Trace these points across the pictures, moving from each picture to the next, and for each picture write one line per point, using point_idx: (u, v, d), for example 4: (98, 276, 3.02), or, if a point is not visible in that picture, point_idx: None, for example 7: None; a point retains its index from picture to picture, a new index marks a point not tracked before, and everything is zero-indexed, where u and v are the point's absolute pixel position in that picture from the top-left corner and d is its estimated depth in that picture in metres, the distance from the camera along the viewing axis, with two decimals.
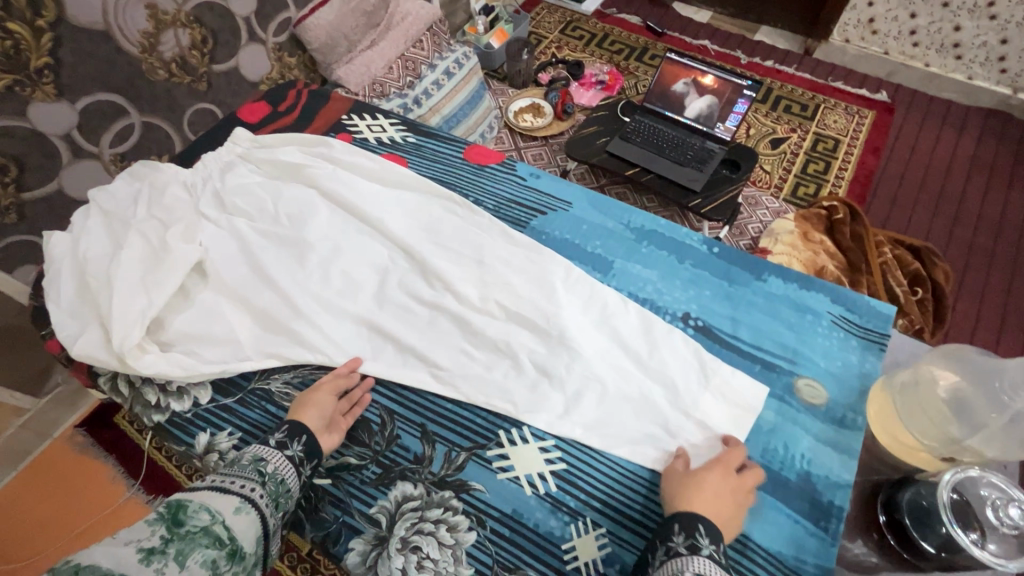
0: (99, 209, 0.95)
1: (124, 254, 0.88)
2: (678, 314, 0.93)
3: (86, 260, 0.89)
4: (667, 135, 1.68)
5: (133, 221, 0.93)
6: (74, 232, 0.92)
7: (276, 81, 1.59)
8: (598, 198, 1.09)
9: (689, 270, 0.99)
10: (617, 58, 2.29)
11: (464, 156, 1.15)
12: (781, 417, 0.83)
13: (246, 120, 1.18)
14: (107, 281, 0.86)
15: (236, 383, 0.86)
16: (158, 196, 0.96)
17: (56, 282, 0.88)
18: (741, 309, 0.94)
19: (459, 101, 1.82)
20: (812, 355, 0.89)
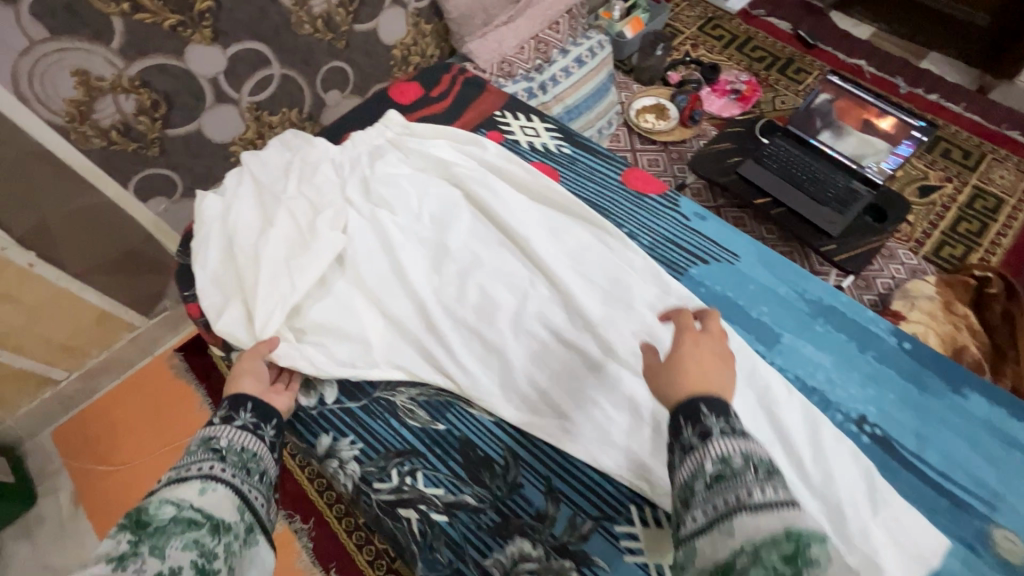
0: (252, 177, 1.00)
1: (272, 230, 0.91)
2: (852, 415, 0.85)
3: (235, 228, 0.93)
4: (809, 167, 1.51)
5: (283, 196, 0.96)
6: (226, 199, 0.96)
7: (409, 47, 1.56)
8: (768, 256, 1.01)
9: (869, 363, 0.90)
10: (756, 66, 2.10)
11: (622, 180, 1.08)
12: (968, 569, 0.74)
13: (396, 100, 1.17)
14: (253, 258, 0.90)
15: (363, 389, 0.88)
16: (311, 173, 0.99)
17: (206, 246, 0.93)
18: (929, 424, 0.85)
19: (584, 94, 1.73)
20: (1014, 503, 0.79)
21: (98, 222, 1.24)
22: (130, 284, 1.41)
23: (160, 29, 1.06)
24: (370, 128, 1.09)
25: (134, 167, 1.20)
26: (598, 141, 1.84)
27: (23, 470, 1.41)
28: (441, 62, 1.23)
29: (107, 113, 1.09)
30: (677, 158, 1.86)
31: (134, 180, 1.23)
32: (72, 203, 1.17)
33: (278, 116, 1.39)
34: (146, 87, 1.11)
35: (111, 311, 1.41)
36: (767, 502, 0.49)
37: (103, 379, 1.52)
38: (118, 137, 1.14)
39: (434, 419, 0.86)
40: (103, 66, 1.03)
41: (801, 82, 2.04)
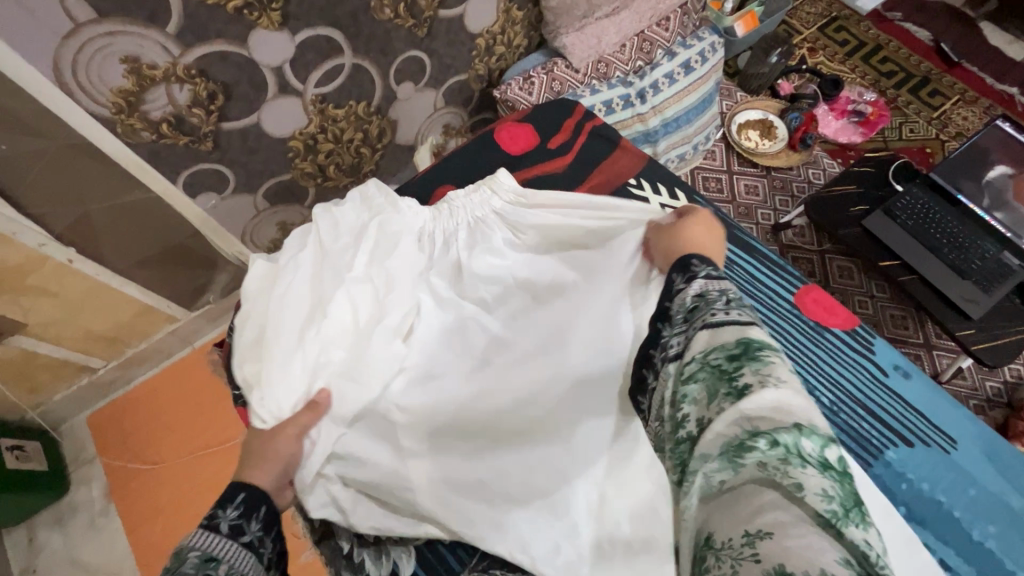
0: (316, 240, 0.81)
1: (318, 329, 0.74)
2: None
3: (280, 311, 0.74)
4: (949, 228, 1.29)
5: (345, 276, 0.77)
6: (280, 267, 0.78)
7: (495, 36, 1.36)
8: (995, 446, 0.76)
9: None
10: (884, 83, 1.81)
11: (795, 300, 0.85)
12: None
13: (505, 148, 0.97)
14: (292, 364, 0.72)
15: (446, 561, 0.72)
16: (388, 253, 0.82)
17: (250, 323, 0.76)
18: None
19: (687, 104, 1.49)
20: None
21: (145, 216, 1.12)
22: (172, 278, 1.30)
23: (223, 11, 0.89)
24: (468, 185, 0.93)
25: (183, 162, 1.06)
26: (691, 159, 1.59)
27: (58, 455, 1.36)
28: (565, 101, 1.01)
29: (158, 104, 0.94)
30: (780, 187, 1.63)
31: (184, 175, 1.09)
32: (123, 197, 1.06)
33: (344, 109, 1.21)
34: (203, 76, 0.95)
35: (153, 304, 1.32)
36: (728, 320, 0.51)
37: (140, 368, 1.45)
38: (170, 130, 0.99)
39: None
40: (157, 52, 0.88)
41: (936, 107, 1.76)
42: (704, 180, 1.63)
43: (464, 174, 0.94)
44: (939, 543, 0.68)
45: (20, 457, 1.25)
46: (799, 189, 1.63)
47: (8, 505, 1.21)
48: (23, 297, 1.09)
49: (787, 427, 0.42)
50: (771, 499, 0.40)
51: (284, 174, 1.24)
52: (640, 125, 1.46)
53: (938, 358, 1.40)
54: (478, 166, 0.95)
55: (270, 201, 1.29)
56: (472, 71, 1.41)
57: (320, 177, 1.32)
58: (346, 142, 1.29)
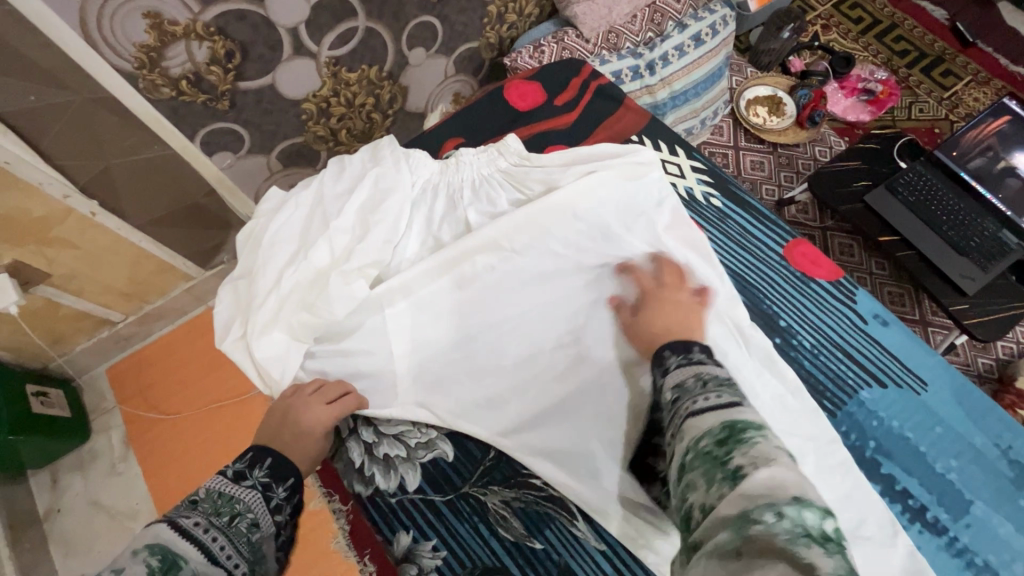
0: (318, 186, 0.81)
1: (299, 271, 0.74)
2: None
3: (271, 247, 0.76)
4: (951, 206, 1.31)
5: (332, 224, 0.77)
6: (282, 206, 0.80)
7: (506, 4, 1.37)
8: (966, 389, 0.79)
9: None
10: (896, 62, 1.80)
11: (783, 253, 0.88)
12: None
13: (512, 104, 0.99)
14: (270, 297, 0.73)
15: (450, 480, 0.73)
16: (378, 201, 0.79)
17: (245, 258, 0.79)
18: None
19: (696, 78, 1.50)
20: None
21: (162, 173, 1.16)
22: (188, 236, 1.35)
23: None
24: (475, 142, 0.96)
25: (200, 120, 1.09)
26: (698, 133, 1.61)
27: (79, 403, 1.42)
28: (574, 60, 1.03)
29: (178, 61, 0.97)
30: (786, 163, 1.65)
31: (201, 133, 1.12)
32: (142, 152, 1.10)
33: (357, 73, 1.24)
34: (221, 34, 0.98)
35: (169, 261, 1.36)
36: (709, 404, 0.52)
37: (157, 323, 1.51)
38: (189, 87, 1.02)
39: (529, 534, 0.69)
40: (177, 9, 0.90)
41: (947, 88, 1.76)
42: (711, 154, 1.65)
43: (468, 131, 0.97)
44: (904, 475, 0.73)
45: (45, 403, 1.31)
46: (804, 166, 1.65)
47: (36, 447, 1.28)
48: (47, 248, 1.13)
49: (781, 496, 0.41)
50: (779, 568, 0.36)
51: (297, 137, 1.27)
52: (648, 97, 1.47)
53: (933, 334, 1.42)
54: (483, 122, 0.98)
55: (283, 162, 1.32)
56: (482, 40, 1.42)
57: (332, 141, 1.35)
58: (358, 107, 1.32)
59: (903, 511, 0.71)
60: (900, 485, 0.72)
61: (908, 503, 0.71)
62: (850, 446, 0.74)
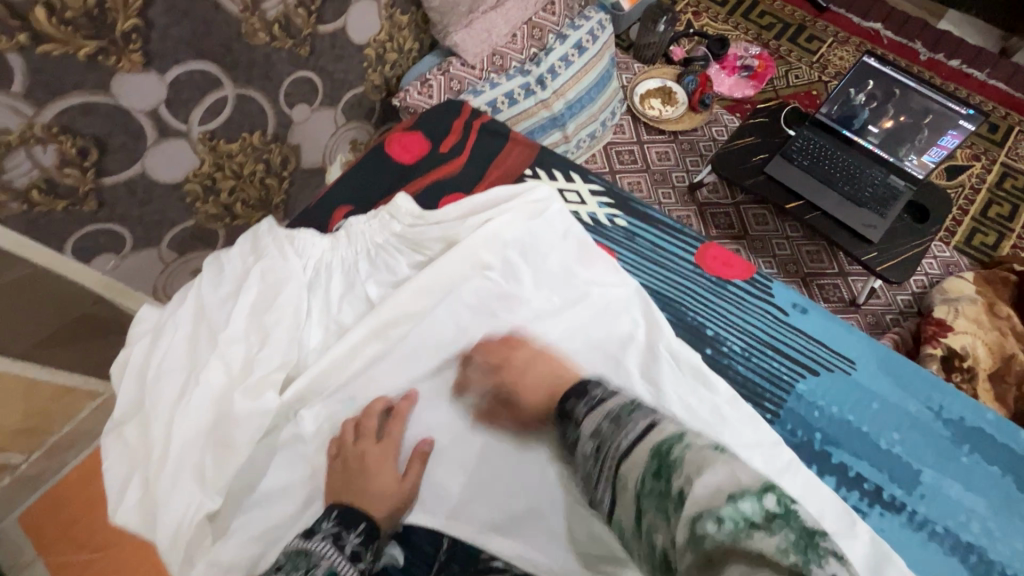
0: (196, 299, 0.75)
1: (193, 400, 0.67)
2: None
3: (157, 381, 0.69)
4: (841, 164, 1.40)
5: (221, 336, 0.71)
6: (159, 332, 0.73)
7: (384, 44, 1.34)
8: (890, 358, 0.82)
9: None
10: (765, 35, 1.91)
11: (695, 259, 0.89)
12: None
13: (398, 159, 0.96)
14: (168, 438, 0.66)
15: None
16: (268, 300, 0.73)
17: (127, 401, 0.71)
18: None
19: (587, 84, 1.52)
20: None
21: (35, 294, 1.04)
22: (83, 351, 1.21)
23: (75, 60, 0.83)
24: (370, 207, 0.91)
25: (66, 227, 0.98)
26: (602, 136, 1.63)
27: None
28: (452, 101, 1.01)
29: (22, 170, 0.87)
30: (688, 149, 1.70)
31: (71, 240, 1.01)
32: (5, 276, 0.97)
33: (238, 143, 1.16)
34: (68, 133, 0.88)
35: (68, 383, 1.22)
36: (632, 442, 0.52)
37: (68, 454, 1.34)
38: (42, 196, 0.91)
39: None
40: (8, 116, 0.81)
41: (814, 52, 1.88)
42: (618, 153, 1.68)
43: (362, 194, 0.92)
44: (854, 459, 0.75)
45: None
46: (706, 148, 1.70)
47: None
48: None
49: (722, 502, 0.43)
50: (738, 570, 0.38)
51: (187, 221, 1.17)
52: (546, 111, 1.47)
53: (854, 283, 1.50)
54: (374, 182, 0.94)
55: (177, 251, 1.21)
56: (367, 83, 1.38)
57: (227, 216, 1.25)
58: (248, 176, 1.23)
59: (859, 495, 0.73)
60: (852, 472, 0.74)
61: (863, 487, 0.73)
62: (799, 443, 0.75)
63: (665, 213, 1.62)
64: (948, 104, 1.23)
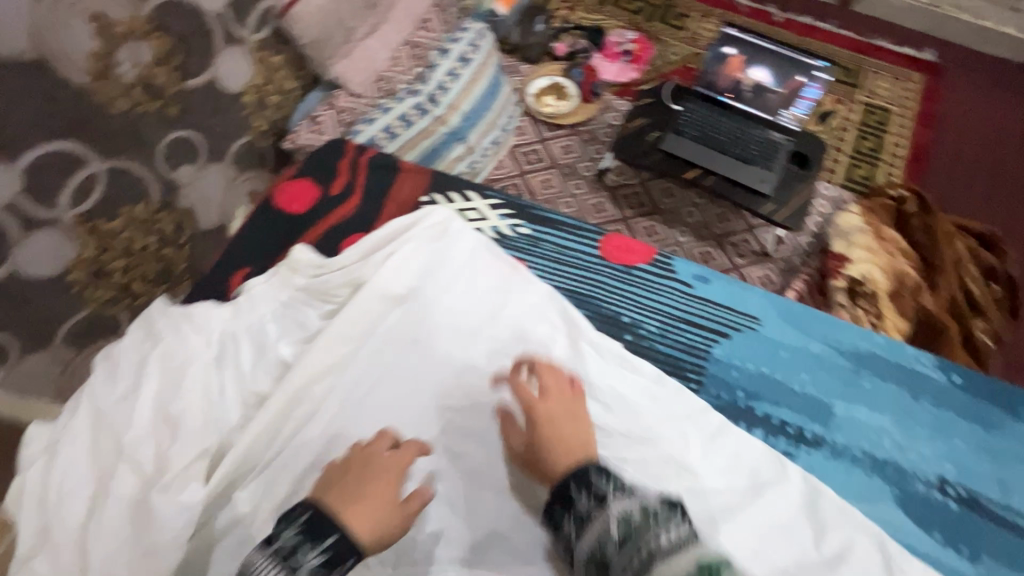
0: (90, 407, 0.72)
1: (108, 515, 0.65)
2: (932, 480, 0.79)
3: (62, 502, 0.67)
4: (726, 128, 1.48)
5: (126, 441, 0.69)
6: (54, 450, 0.70)
7: (262, 88, 1.30)
8: (789, 308, 0.91)
9: (928, 411, 0.84)
10: (636, 19, 2.01)
11: (600, 252, 0.94)
12: None
13: (287, 209, 0.95)
14: (87, 560, 0.64)
15: None
16: (171, 394, 0.72)
17: (29, 533, 0.66)
18: (1004, 466, 0.81)
19: (479, 93, 1.52)
20: None
21: None
22: None
23: None
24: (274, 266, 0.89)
25: None
26: (504, 140, 1.66)
27: None
28: (332, 142, 1.02)
29: None
30: (590, 138, 1.75)
31: None
32: None
33: (120, 219, 1.07)
34: None
35: None
36: (675, 543, 0.50)
37: None
38: None
39: None
40: None
41: (683, 28, 2.00)
42: (524, 155, 1.71)
43: (259, 252, 0.91)
44: (774, 407, 0.83)
45: None
46: (605, 134, 1.76)
47: None
48: None
49: None
50: None
51: (78, 313, 1.07)
52: (443, 127, 1.45)
53: (760, 235, 1.61)
54: (269, 238, 0.92)
55: (73, 346, 1.10)
56: (252, 130, 1.32)
57: (126, 298, 1.16)
58: (140, 251, 1.14)
59: (785, 440, 0.81)
60: (775, 420, 0.82)
61: (788, 432, 0.81)
62: (725, 404, 0.83)
63: (580, 204, 1.66)
64: (801, 58, 1.48)
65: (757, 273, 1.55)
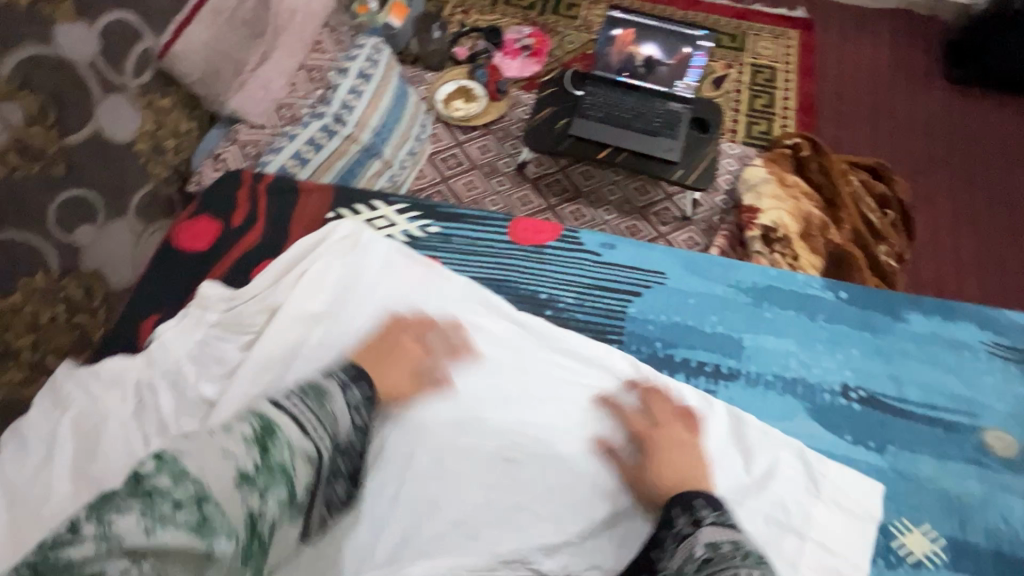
0: (7, 484, 0.76)
1: None
2: (837, 388, 0.88)
3: None
4: (628, 105, 1.55)
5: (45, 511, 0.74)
6: None
7: (155, 133, 1.25)
8: (690, 258, 0.99)
9: (825, 327, 0.93)
10: (531, 15, 2.07)
11: (509, 236, 1.00)
12: (987, 485, 0.82)
13: (188, 249, 0.98)
14: None
15: None
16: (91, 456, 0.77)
17: None
18: (897, 363, 0.90)
19: (385, 107, 1.52)
20: (987, 401, 0.88)
21: None
22: None
23: None
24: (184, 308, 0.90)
25: None
26: (420, 149, 1.66)
27: None
28: (226, 176, 1.03)
29: None
30: (504, 135, 1.78)
31: None
32: None
33: (18, 292, 1.00)
34: None
35: None
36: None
37: None
38: None
39: None
40: None
41: (576, 17, 2.08)
42: (443, 160, 1.72)
43: (164, 297, 0.93)
44: (689, 349, 0.91)
45: None
46: (519, 129, 1.79)
47: None
48: None
49: None
50: None
51: None
52: (357, 145, 1.44)
53: (679, 200, 1.69)
54: (173, 281, 0.95)
55: None
56: (153, 179, 1.26)
57: (41, 374, 1.08)
58: (48, 322, 1.07)
59: (704, 378, 0.88)
60: (694, 363, 0.90)
61: (706, 370, 0.89)
62: (646, 356, 0.90)
63: (506, 200, 1.69)
64: (685, 32, 1.60)
65: (682, 237, 1.63)
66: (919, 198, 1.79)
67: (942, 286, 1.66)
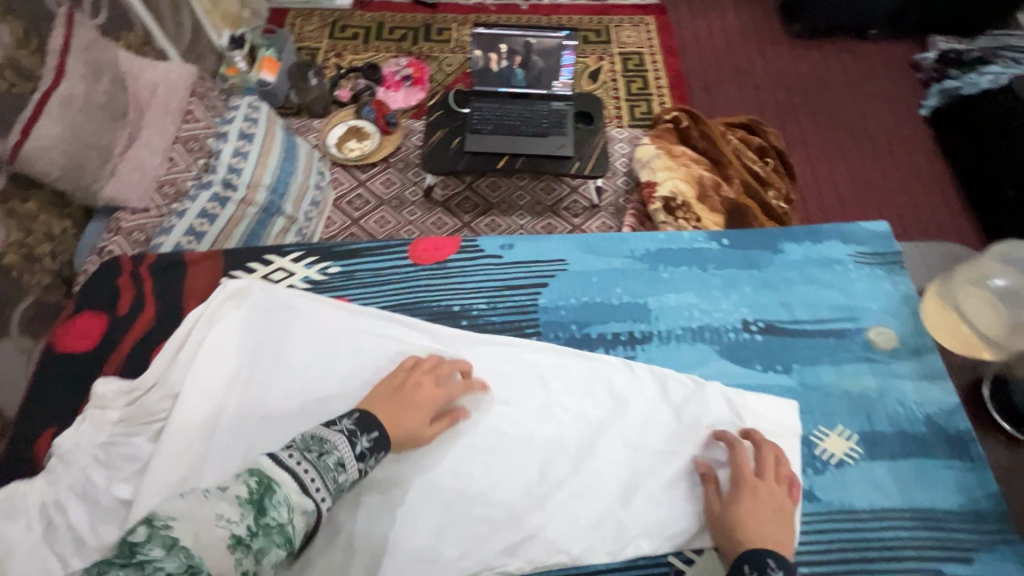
0: None
1: None
2: (738, 325, 0.95)
3: None
4: (514, 112, 1.61)
5: None
6: None
7: (24, 241, 1.16)
8: (585, 240, 1.04)
9: (717, 274, 1.00)
10: (405, 45, 2.10)
11: (410, 258, 1.02)
12: (880, 377, 0.91)
13: (73, 351, 0.91)
14: None
15: None
16: None
17: None
18: (784, 289, 0.99)
19: (276, 163, 1.45)
20: (866, 304, 0.98)
21: None
22: None
23: None
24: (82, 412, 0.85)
25: None
26: (324, 196, 1.64)
27: None
28: (103, 266, 0.98)
29: None
30: (404, 165, 1.79)
31: None
32: None
33: None
34: None
35: None
36: None
37: None
38: None
39: None
40: None
41: (449, 40, 2.13)
42: (348, 203, 1.72)
43: (55, 407, 0.87)
44: (602, 325, 0.95)
45: None
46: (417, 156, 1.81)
47: None
48: None
49: None
50: None
51: None
52: (252, 207, 1.38)
53: (583, 190, 1.77)
54: (63, 387, 0.88)
55: None
56: (33, 289, 1.17)
57: None
58: None
59: (619, 347, 0.93)
60: (609, 335, 0.94)
61: (621, 339, 0.94)
62: (565, 340, 0.94)
63: (420, 227, 1.69)
64: (546, 33, 1.50)
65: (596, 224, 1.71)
66: (791, 143, 1.97)
67: (828, 215, 1.83)
